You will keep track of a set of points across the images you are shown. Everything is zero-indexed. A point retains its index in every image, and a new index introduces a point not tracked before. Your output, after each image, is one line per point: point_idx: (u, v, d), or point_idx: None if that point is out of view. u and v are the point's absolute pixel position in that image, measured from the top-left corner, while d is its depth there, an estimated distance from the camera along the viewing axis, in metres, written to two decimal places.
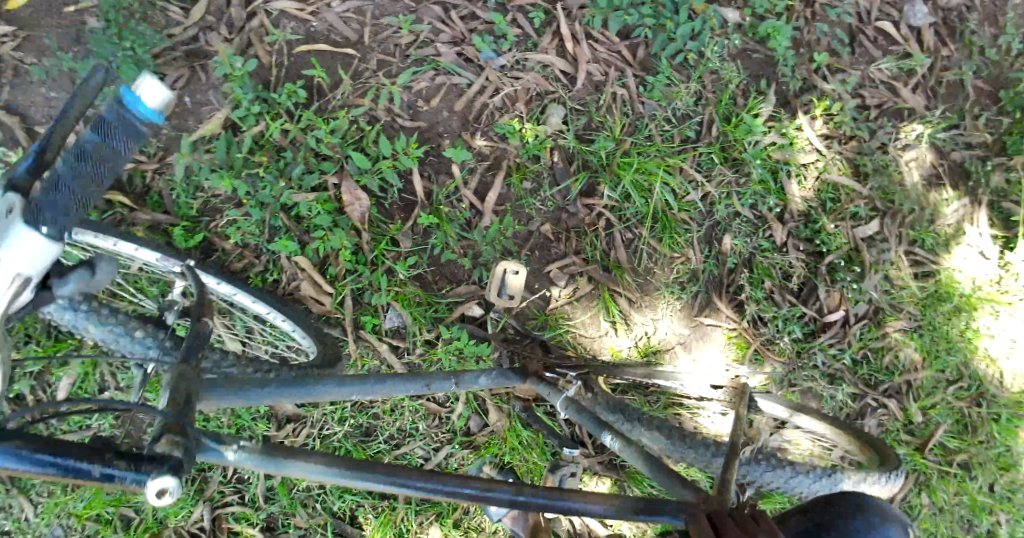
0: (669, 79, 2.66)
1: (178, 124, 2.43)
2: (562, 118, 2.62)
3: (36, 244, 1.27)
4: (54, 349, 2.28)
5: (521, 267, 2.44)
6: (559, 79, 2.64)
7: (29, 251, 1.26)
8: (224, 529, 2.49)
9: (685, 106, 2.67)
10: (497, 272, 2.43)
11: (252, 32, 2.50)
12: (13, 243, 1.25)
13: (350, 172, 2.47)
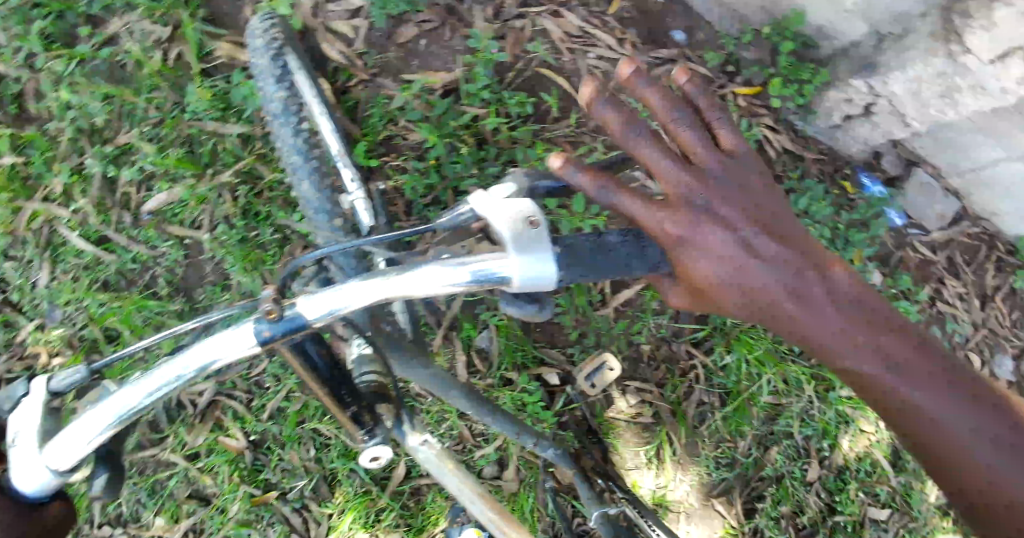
0: None
1: (404, 57, 2.47)
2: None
3: (543, 274, 1.17)
4: (182, 164, 2.25)
5: (618, 366, 2.45)
6: None
7: (529, 269, 1.16)
8: (213, 417, 2.34)
9: None
10: (597, 358, 2.45)
11: (513, 26, 2.51)
12: (531, 257, 1.17)
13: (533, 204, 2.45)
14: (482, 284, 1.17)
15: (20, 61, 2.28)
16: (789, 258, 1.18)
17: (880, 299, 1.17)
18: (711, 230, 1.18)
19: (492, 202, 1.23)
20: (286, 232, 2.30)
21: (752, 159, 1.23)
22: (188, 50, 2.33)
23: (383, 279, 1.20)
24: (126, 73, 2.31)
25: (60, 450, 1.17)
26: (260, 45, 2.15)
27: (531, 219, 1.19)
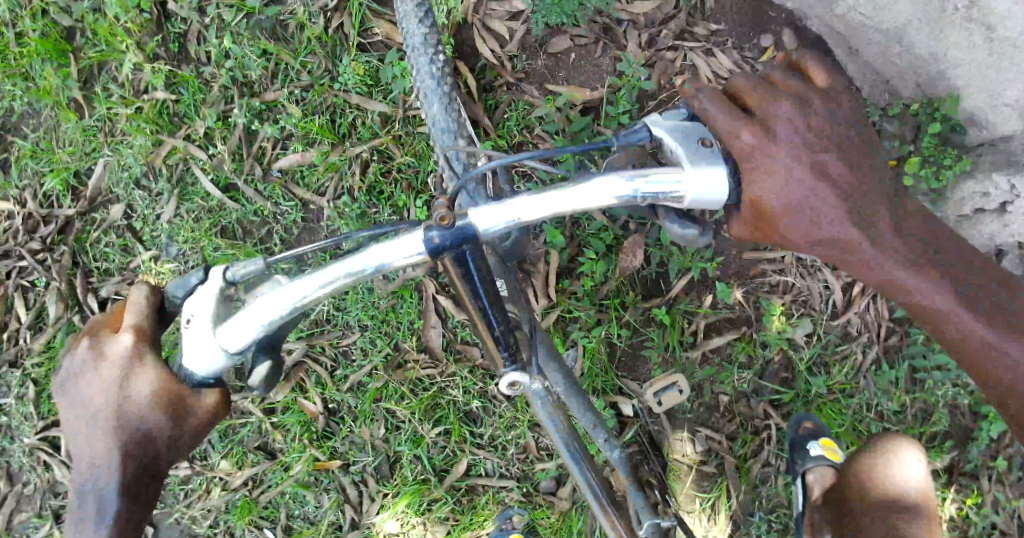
0: (896, 381, 2.40)
1: (552, 67, 2.52)
2: (805, 334, 2.45)
3: (717, 190, 1.35)
4: (321, 133, 2.33)
5: (687, 388, 2.41)
6: (826, 304, 2.46)
7: (705, 183, 1.34)
8: (295, 378, 2.40)
9: (886, 410, 2.41)
10: (667, 376, 2.41)
11: (664, 57, 2.50)
12: (705, 177, 1.35)
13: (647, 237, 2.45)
14: (659, 197, 1.36)
15: (192, 2, 2.34)
16: (920, 249, 1.34)
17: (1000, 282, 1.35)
18: (852, 219, 1.35)
19: (670, 124, 1.42)
20: (403, 215, 2.35)
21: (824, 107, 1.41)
22: (348, 24, 2.35)
23: (563, 190, 1.37)
24: (286, 33, 2.35)
25: (229, 333, 1.43)
26: None
27: (706, 140, 1.39)
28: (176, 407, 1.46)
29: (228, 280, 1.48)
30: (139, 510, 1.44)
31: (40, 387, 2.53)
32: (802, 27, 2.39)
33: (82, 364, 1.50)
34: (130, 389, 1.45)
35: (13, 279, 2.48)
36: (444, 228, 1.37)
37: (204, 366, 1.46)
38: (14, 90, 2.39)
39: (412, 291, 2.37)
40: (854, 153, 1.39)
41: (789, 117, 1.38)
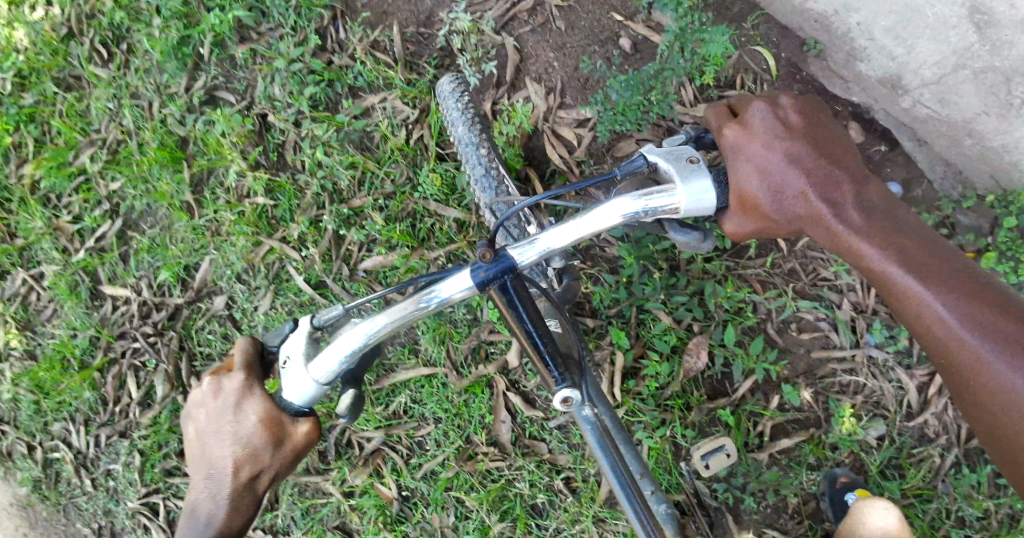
0: (979, 486, 2.40)
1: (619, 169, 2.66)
2: (878, 436, 2.46)
3: (705, 201, 1.65)
4: (403, 238, 2.52)
5: (735, 452, 2.38)
6: (900, 406, 2.46)
7: (695, 198, 1.64)
8: (373, 464, 2.55)
9: (970, 517, 2.40)
10: (714, 439, 2.40)
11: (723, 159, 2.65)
12: (694, 193, 1.64)
13: (711, 337, 2.50)
14: (657, 212, 1.64)
15: (289, 117, 2.61)
16: (880, 231, 1.66)
17: (943, 261, 1.66)
18: (821, 206, 1.66)
19: (661, 150, 1.70)
20: (477, 314, 2.52)
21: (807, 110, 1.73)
22: (428, 133, 2.59)
23: (576, 222, 1.68)
24: (372, 144, 2.61)
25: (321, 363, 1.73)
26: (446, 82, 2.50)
27: (693, 159, 1.68)
28: (276, 435, 1.76)
29: (315, 325, 1.79)
30: (242, 516, 1.79)
31: (144, 458, 2.78)
32: (868, 120, 2.60)
33: (206, 394, 1.81)
34: (240, 420, 1.76)
35: (127, 359, 2.75)
36: (486, 263, 1.71)
37: (301, 395, 1.76)
38: (134, 192, 2.68)
39: (484, 388, 2.50)
40: (830, 149, 1.70)
41: (772, 124, 1.70)
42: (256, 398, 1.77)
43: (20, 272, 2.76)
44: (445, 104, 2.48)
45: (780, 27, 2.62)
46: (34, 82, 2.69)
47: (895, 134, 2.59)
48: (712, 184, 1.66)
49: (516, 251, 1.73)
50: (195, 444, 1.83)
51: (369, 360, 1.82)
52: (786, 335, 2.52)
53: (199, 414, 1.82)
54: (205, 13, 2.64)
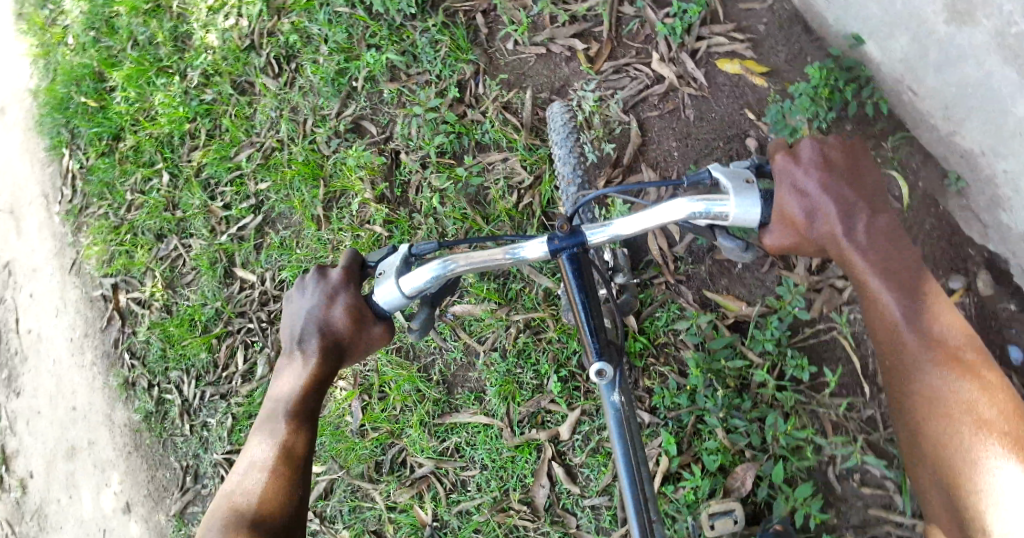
0: None
1: (716, 274, 2.65)
2: None
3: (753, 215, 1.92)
4: (490, 297, 2.71)
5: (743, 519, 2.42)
6: None
7: (743, 213, 1.91)
8: (419, 488, 2.75)
9: None
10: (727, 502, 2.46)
11: (833, 284, 2.56)
12: (743, 207, 1.91)
13: (761, 466, 2.50)
14: (709, 217, 1.92)
15: (417, 160, 3.03)
16: (889, 265, 1.91)
17: (923, 287, 1.92)
18: (836, 222, 1.92)
19: (724, 168, 1.96)
20: (543, 381, 2.66)
21: (852, 154, 1.96)
22: (538, 201, 2.91)
23: (641, 215, 1.97)
24: (484, 201, 2.97)
25: (410, 280, 2.02)
26: (557, 108, 2.94)
27: (748, 179, 1.94)
28: (356, 327, 2.10)
29: (410, 251, 2.07)
30: (321, 391, 2.11)
31: (235, 421, 3.19)
32: (1001, 272, 2.70)
33: (299, 292, 2.15)
34: (329, 311, 2.10)
35: (240, 334, 3.21)
36: (564, 233, 2.02)
37: (383, 298, 2.06)
38: (276, 196, 3.20)
39: (532, 451, 2.64)
40: (859, 177, 1.94)
41: (817, 158, 1.94)
42: (346, 295, 2.10)
43: (174, 240, 3.34)
44: (553, 128, 2.91)
45: (923, 158, 2.74)
46: (217, 82, 3.34)
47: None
48: (760, 202, 1.92)
49: (588, 230, 2.04)
50: (286, 332, 2.15)
51: (444, 290, 2.12)
52: (847, 484, 2.50)
53: (292, 307, 2.15)
54: (363, 51, 3.16)
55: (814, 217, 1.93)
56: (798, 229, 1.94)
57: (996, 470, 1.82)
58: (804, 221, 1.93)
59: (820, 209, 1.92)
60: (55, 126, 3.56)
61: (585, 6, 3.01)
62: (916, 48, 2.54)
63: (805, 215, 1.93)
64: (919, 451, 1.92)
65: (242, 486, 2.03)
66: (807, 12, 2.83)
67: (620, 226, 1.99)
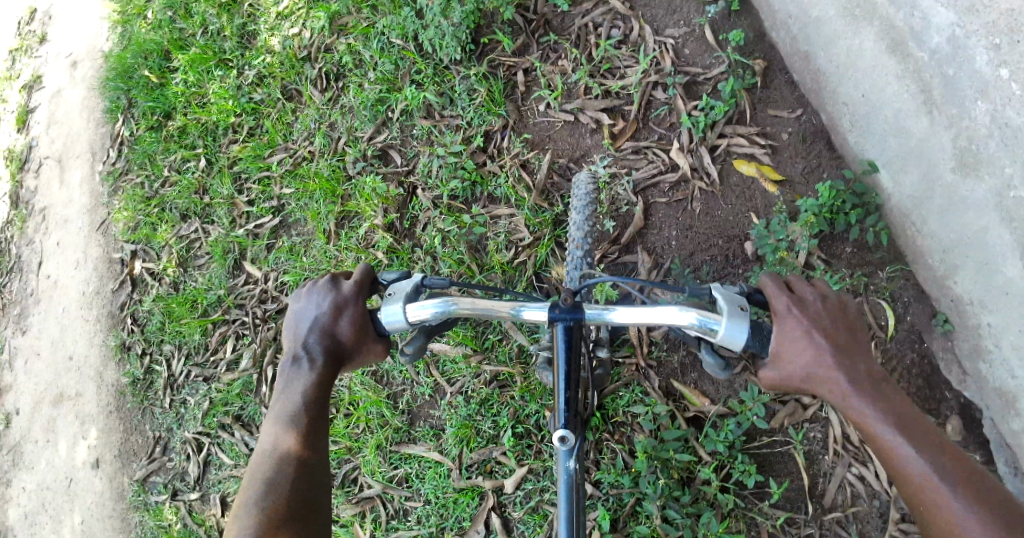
0: None
1: (686, 365, 2.73)
2: None
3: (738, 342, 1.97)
4: (466, 342, 2.82)
5: None
6: None
7: (732, 338, 1.96)
8: (365, 506, 2.86)
9: None
10: None
11: (798, 400, 2.65)
12: (734, 332, 1.96)
13: None
14: (699, 330, 1.98)
15: (432, 197, 3.20)
16: (890, 411, 1.93)
17: (927, 437, 1.90)
18: (836, 368, 1.96)
19: (724, 289, 2.01)
20: (499, 432, 2.77)
21: (843, 301, 2.05)
22: (532, 261, 3.06)
23: (640, 309, 2.01)
24: (482, 250, 3.13)
25: (416, 310, 2.08)
26: (583, 177, 2.98)
27: (743, 307, 1.99)
28: (360, 340, 2.18)
29: (423, 282, 2.15)
30: (329, 392, 2.16)
31: (211, 405, 3.34)
32: (968, 421, 2.71)
33: (308, 296, 2.21)
34: (337, 321, 2.17)
35: (234, 325, 3.38)
36: (566, 305, 2.05)
37: (386, 318, 2.12)
38: (296, 203, 3.38)
39: (475, 496, 2.75)
40: (852, 325, 2.03)
41: (814, 302, 2.03)
42: (353, 307, 2.18)
43: (196, 223, 3.53)
44: (575, 193, 2.94)
45: (916, 294, 2.79)
46: (267, 84, 3.52)
47: (993, 451, 2.68)
48: (749, 332, 1.97)
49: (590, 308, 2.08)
50: (289, 335, 2.20)
51: (442, 326, 2.21)
52: None
53: (295, 312, 2.21)
54: (405, 85, 3.32)
55: (814, 360, 1.98)
56: (801, 370, 1.99)
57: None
58: (806, 363, 1.98)
59: (820, 353, 1.97)
60: (115, 92, 3.76)
61: (620, 84, 3.14)
62: (923, 188, 2.62)
63: (807, 355, 1.98)
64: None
65: (268, 483, 2.05)
66: (832, 129, 2.91)
67: (620, 313, 2.02)
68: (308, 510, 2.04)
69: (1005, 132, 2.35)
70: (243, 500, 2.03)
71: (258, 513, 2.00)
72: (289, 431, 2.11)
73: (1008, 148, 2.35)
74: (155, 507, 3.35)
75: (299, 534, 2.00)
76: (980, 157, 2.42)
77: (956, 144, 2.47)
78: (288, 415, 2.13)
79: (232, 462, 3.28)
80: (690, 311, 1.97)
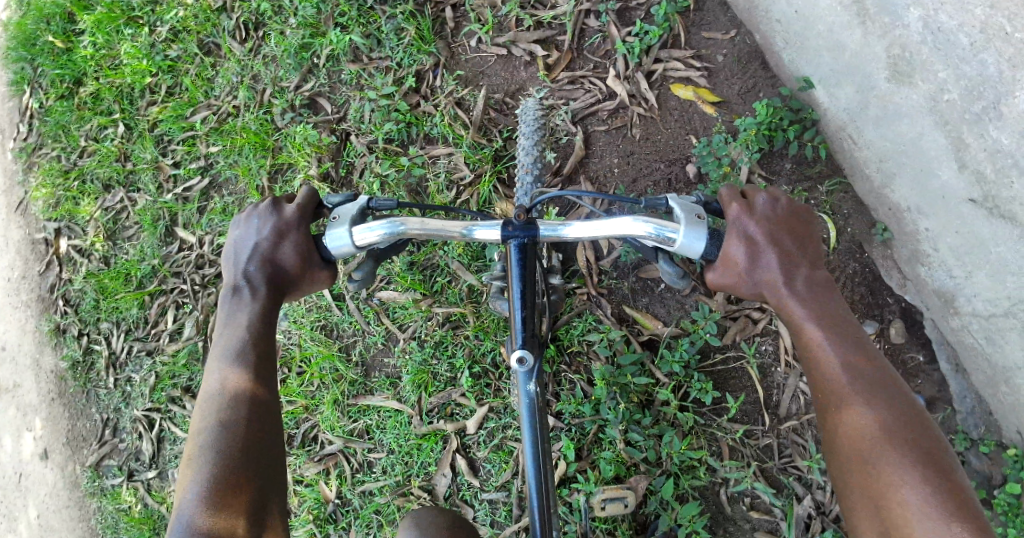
0: None
1: (638, 290, 2.73)
2: None
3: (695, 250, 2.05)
4: (416, 287, 2.78)
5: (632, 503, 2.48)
6: None
7: (688, 247, 2.04)
8: (327, 463, 2.81)
9: None
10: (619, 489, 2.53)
11: (748, 315, 2.67)
12: (691, 240, 2.03)
13: (652, 480, 2.60)
14: (657, 240, 2.05)
15: (366, 143, 3.11)
16: (818, 310, 2.03)
17: (851, 336, 2.01)
18: (776, 272, 2.05)
19: (681, 199, 2.07)
20: (456, 374, 2.73)
21: (801, 214, 2.12)
22: (474, 199, 3.01)
23: (597, 224, 2.08)
24: (423, 193, 3.06)
25: (363, 233, 2.13)
26: (530, 105, 3.01)
27: (699, 215, 2.05)
28: (304, 265, 2.22)
29: (369, 204, 2.19)
30: (273, 322, 2.21)
31: (158, 380, 3.23)
32: (912, 322, 2.77)
33: (247, 225, 2.24)
34: (279, 246, 2.21)
35: (173, 294, 3.26)
36: (519, 223, 2.15)
37: (333, 242, 2.17)
38: (225, 161, 3.26)
39: (438, 440, 2.72)
40: (802, 235, 2.10)
41: (768, 210, 2.09)
42: (296, 233, 2.22)
43: (121, 192, 3.39)
44: (524, 120, 2.98)
45: (855, 204, 2.81)
46: (183, 40, 3.37)
47: (935, 350, 2.76)
48: (706, 238, 2.04)
49: (545, 226, 2.16)
50: (229, 266, 2.23)
51: (393, 250, 2.25)
52: (736, 507, 2.60)
53: (236, 242, 2.25)
54: (329, 29, 3.20)
55: (756, 260, 2.06)
56: (739, 269, 2.07)
57: (931, 516, 1.77)
58: (749, 264, 2.06)
59: (763, 257, 2.06)
60: (19, 62, 3.55)
61: (552, 14, 3.06)
62: (858, 100, 2.63)
63: (750, 257, 2.07)
64: (856, 505, 1.87)
65: (218, 420, 2.07)
66: (766, 49, 2.90)
67: (576, 229, 2.10)
68: (260, 442, 2.07)
69: (938, 38, 2.34)
70: (196, 438, 2.06)
71: (214, 447, 2.03)
72: (236, 365, 2.14)
73: (941, 53, 2.35)
74: (112, 491, 3.24)
75: (256, 463, 2.03)
76: (913, 66, 2.42)
77: (890, 54, 2.46)
78: (234, 350, 2.16)
79: (187, 435, 3.19)
80: (647, 223, 2.04)
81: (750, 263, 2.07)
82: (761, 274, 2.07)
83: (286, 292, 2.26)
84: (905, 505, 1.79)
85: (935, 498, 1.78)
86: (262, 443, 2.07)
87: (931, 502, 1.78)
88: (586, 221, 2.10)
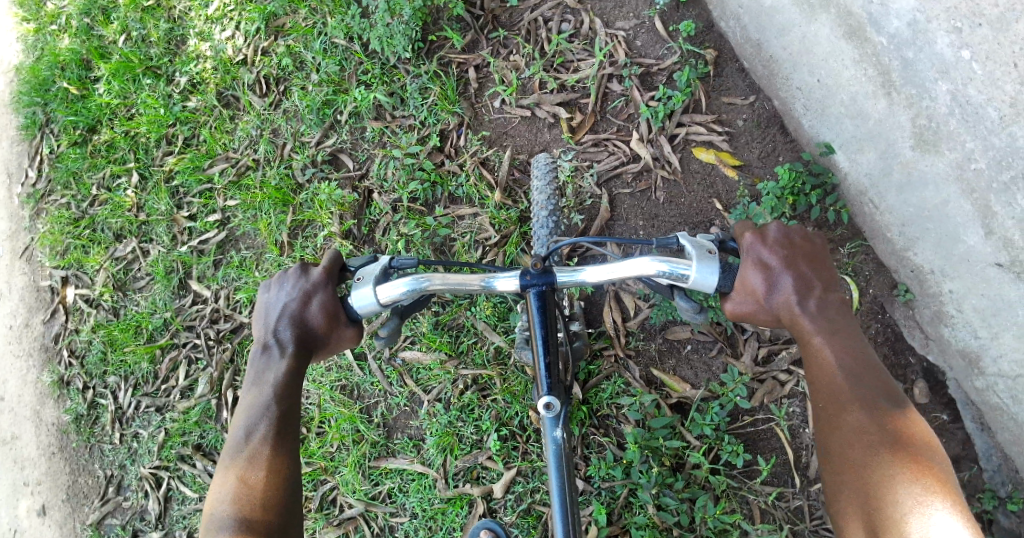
0: None
1: (665, 352, 2.73)
2: None
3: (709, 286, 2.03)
4: (442, 348, 2.75)
5: None
6: None
7: (703, 283, 2.03)
8: (347, 527, 2.73)
9: None
10: None
11: (775, 377, 2.66)
12: (704, 277, 2.02)
13: None
14: (671, 277, 2.04)
15: (390, 202, 3.11)
16: (827, 329, 2.01)
17: (860, 351, 2.00)
18: (791, 296, 2.03)
19: (690, 236, 2.07)
20: (482, 437, 2.70)
21: (815, 240, 2.10)
22: (500, 258, 3.02)
23: (614, 266, 2.08)
24: (447, 252, 3.06)
25: (387, 289, 2.10)
26: (541, 160, 2.97)
27: (710, 250, 2.04)
28: (332, 324, 2.15)
29: (391, 263, 2.17)
30: (301, 379, 2.14)
31: (167, 437, 3.15)
32: (937, 382, 2.77)
33: (277, 285, 2.19)
34: (307, 307, 2.15)
35: (185, 349, 3.20)
36: (535, 271, 2.13)
37: (358, 302, 2.12)
38: (243, 216, 3.24)
39: (464, 505, 2.67)
40: (818, 259, 2.07)
41: (782, 237, 2.07)
42: (324, 293, 2.16)
43: (133, 243, 3.33)
44: (535, 174, 2.93)
45: (876, 266, 2.82)
46: (202, 92, 3.36)
47: (959, 408, 2.74)
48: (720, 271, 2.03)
49: (561, 272, 2.15)
50: (259, 326, 2.18)
51: (415, 304, 2.21)
52: None
53: (264, 304, 2.19)
54: (352, 86, 3.22)
55: (772, 288, 2.04)
56: (756, 298, 2.05)
57: (924, 515, 1.78)
58: (765, 292, 2.04)
59: (780, 282, 2.03)
60: (30, 107, 3.50)
61: (575, 77, 3.10)
62: (880, 166, 2.67)
63: (767, 284, 2.04)
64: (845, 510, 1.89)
65: (242, 475, 2.01)
66: (785, 114, 2.93)
67: (593, 273, 2.10)
68: (282, 498, 2.01)
69: (966, 110, 2.40)
70: (219, 491, 2.01)
71: (235, 503, 1.98)
72: (261, 420, 2.08)
73: (968, 124, 2.41)
74: None
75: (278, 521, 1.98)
76: (939, 134, 2.47)
77: (915, 123, 2.51)
78: (258, 405, 2.09)
79: (196, 495, 3.09)
80: (660, 261, 2.03)
81: (766, 292, 2.04)
82: (778, 302, 2.04)
83: (313, 351, 2.19)
84: (899, 513, 1.80)
85: (931, 507, 1.79)
86: (284, 501, 2.00)
87: (925, 510, 1.79)
88: (602, 264, 2.10)
